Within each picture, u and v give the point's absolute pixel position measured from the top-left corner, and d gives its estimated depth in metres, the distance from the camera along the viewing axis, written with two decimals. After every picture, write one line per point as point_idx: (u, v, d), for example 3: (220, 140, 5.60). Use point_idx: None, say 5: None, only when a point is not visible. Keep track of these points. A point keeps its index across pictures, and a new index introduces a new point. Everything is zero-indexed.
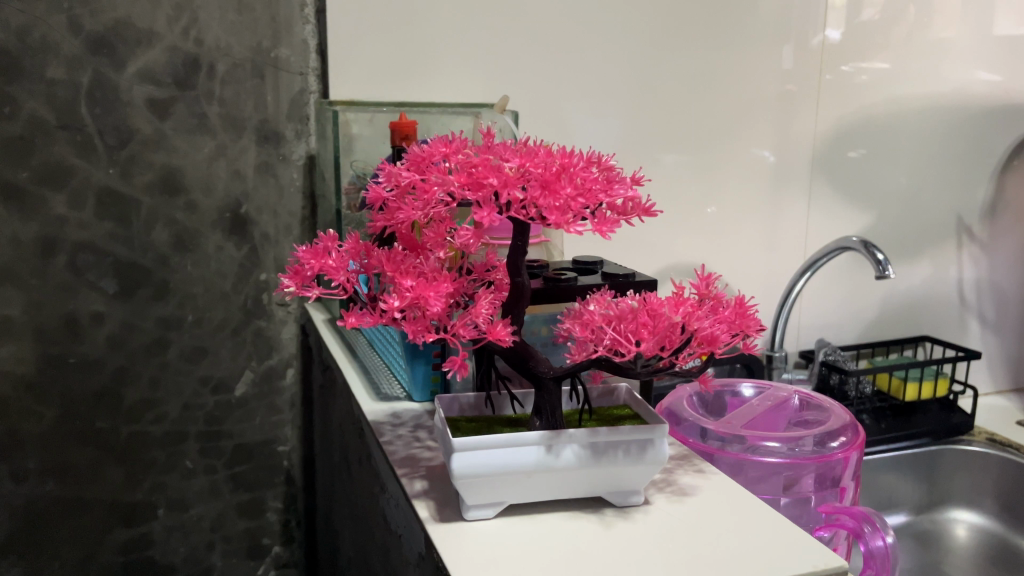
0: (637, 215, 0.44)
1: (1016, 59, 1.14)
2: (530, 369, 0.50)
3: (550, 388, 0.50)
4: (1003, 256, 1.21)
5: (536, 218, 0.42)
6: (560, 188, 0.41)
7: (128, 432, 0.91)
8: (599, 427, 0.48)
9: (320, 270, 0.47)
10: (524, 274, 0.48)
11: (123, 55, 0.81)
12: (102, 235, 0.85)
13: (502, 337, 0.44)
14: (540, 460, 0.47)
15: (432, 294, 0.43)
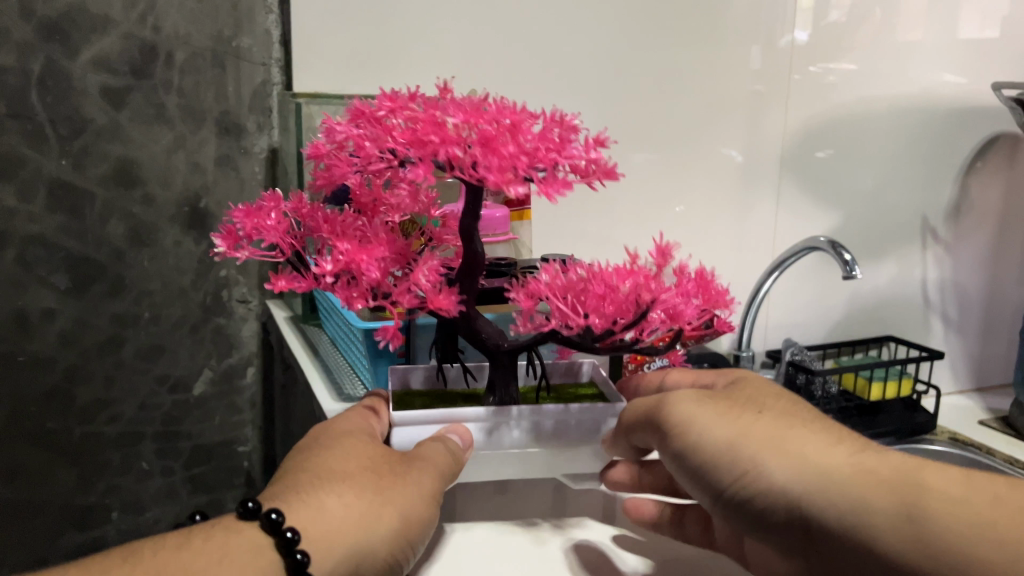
0: (595, 178, 0.42)
1: (980, 62, 1.15)
2: (482, 342, 0.52)
3: (501, 360, 0.52)
4: (966, 259, 1.22)
5: (474, 179, 0.40)
6: (501, 150, 0.39)
7: (81, 432, 0.88)
8: (564, 407, 0.52)
9: (259, 231, 0.46)
10: (479, 244, 0.49)
11: (76, 42, 0.78)
12: (54, 228, 0.82)
13: (445, 308, 0.44)
14: (482, 437, 0.52)
15: (364, 257, 0.43)
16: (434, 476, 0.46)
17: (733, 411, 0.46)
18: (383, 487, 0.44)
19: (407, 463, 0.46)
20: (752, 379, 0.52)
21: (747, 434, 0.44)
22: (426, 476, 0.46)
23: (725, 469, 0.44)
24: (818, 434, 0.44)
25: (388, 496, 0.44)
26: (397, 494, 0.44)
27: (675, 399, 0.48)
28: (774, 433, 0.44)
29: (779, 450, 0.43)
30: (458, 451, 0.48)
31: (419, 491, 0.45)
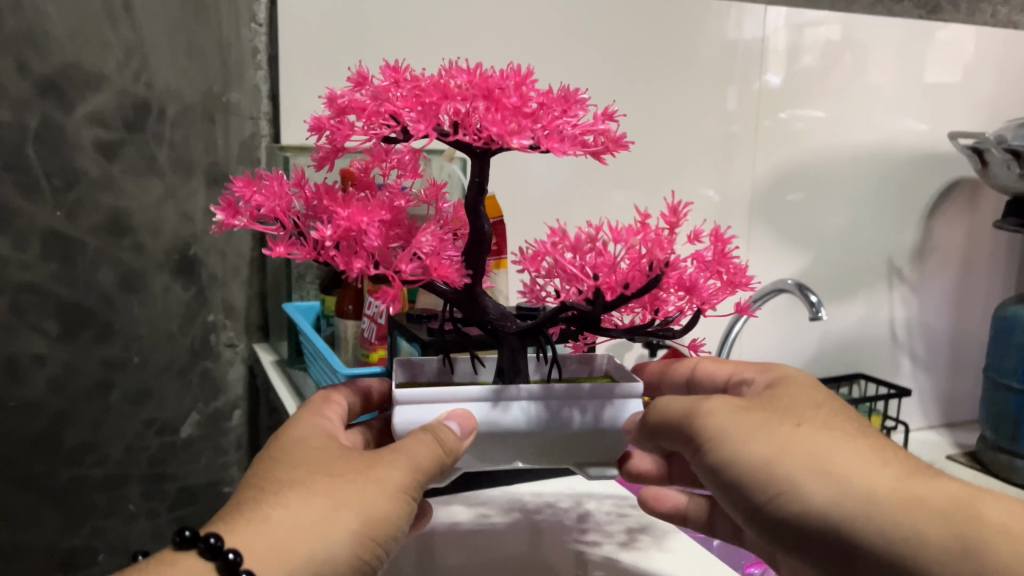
0: (605, 148, 0.43)
1: (938, 110, 1.21)
2: (491, 327, 0.51)
3: (512, 344, 0.52)
4: (932, 298, 1.26)
5: (480, 138, 0.40)
6: (503, 104, 0.39)
7: (68, 475, 0.89)
8: (575, 386, 0.50)
9: (256, 203, 0.45)
10: (485, 220, 0.47)
11: (71, 98, 0.81)
12: (46, 276, 0.84)
13: (448, 276, 0.43)
14: (487, 414, 0.49)
15: (362, 219, 0.42)
16: (406, 470, 0.45)
17: (769, 425, 0.47)
18: (347, 490, 0.44)
19: (379, 462, 0.46)
20: (792, 383, 0.52)
21: (781, 451, 0.45)
22: (398, 470, 0.45)
23: (760, 487, 0.45)
24: (858, 447, 0.45)
25: (352, 498, 0.44)
26: (362, 497, 0.44)
27: (709, 416, 0.48)
28: (809, 447, 0.45)
29: (815, 468, 0.43)
30: (448, 440, 0.47)
31: (388, 489, 0.45)
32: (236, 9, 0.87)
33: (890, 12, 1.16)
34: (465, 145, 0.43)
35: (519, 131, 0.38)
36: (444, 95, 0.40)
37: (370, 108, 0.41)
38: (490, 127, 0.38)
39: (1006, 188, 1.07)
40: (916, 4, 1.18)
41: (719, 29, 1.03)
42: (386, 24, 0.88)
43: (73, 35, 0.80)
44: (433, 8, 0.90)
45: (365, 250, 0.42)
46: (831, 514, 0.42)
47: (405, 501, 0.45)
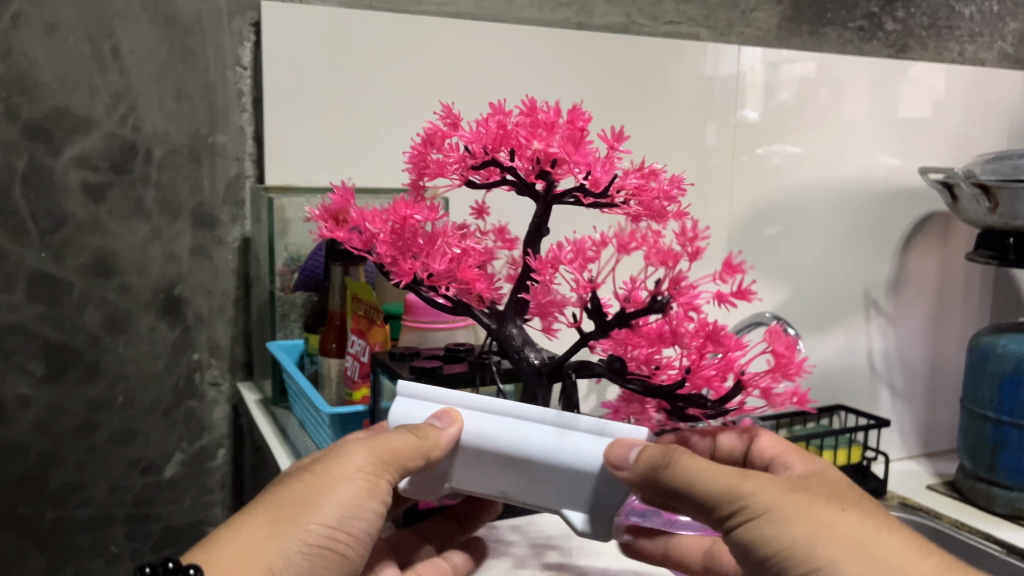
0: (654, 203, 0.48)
1: (911, 144, 1.25)
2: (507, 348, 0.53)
3: (530, 376, 0.52)
4: (908, 329, 1.29)
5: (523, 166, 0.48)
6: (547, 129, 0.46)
7: (52, 516, 0.89)
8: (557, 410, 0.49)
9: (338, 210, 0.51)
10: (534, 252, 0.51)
11: (60, 142, 0.83)
12: (32, 317, 0.85)
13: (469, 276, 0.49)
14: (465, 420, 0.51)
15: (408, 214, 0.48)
16: (361, 461, 0.50)
17: (807, 503, 0.44)
18: (307, 488, 0.49)
19: (339, 459, 0.51)
20: (820, 473, 0.50)
21: (823, 530, 0.42)
22: (355, 462, 0.50)
23: (795, 561, 0.42)
24: (898, 538, 0.43)
25: (308, 495, 0.49)
26: (321, 491, 0.49)
27: (754, 485, 0.45)
28: (850, 531, 0.42)
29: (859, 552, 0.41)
30: (421, 429, 0.50)
31: (343, 482, 0.49)
32: (223, 53, 0.89)
33: (861, 51, 1.20)
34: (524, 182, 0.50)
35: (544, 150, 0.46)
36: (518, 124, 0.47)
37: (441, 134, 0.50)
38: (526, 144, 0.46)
39: (976, 221, 1.10)
40: (886, 42, 1.22)
41: (696, 67, 1.06)
42: (370, 68, 0.91)
43: (62, 81, 0.82)
44: (416, 51, 0.92)
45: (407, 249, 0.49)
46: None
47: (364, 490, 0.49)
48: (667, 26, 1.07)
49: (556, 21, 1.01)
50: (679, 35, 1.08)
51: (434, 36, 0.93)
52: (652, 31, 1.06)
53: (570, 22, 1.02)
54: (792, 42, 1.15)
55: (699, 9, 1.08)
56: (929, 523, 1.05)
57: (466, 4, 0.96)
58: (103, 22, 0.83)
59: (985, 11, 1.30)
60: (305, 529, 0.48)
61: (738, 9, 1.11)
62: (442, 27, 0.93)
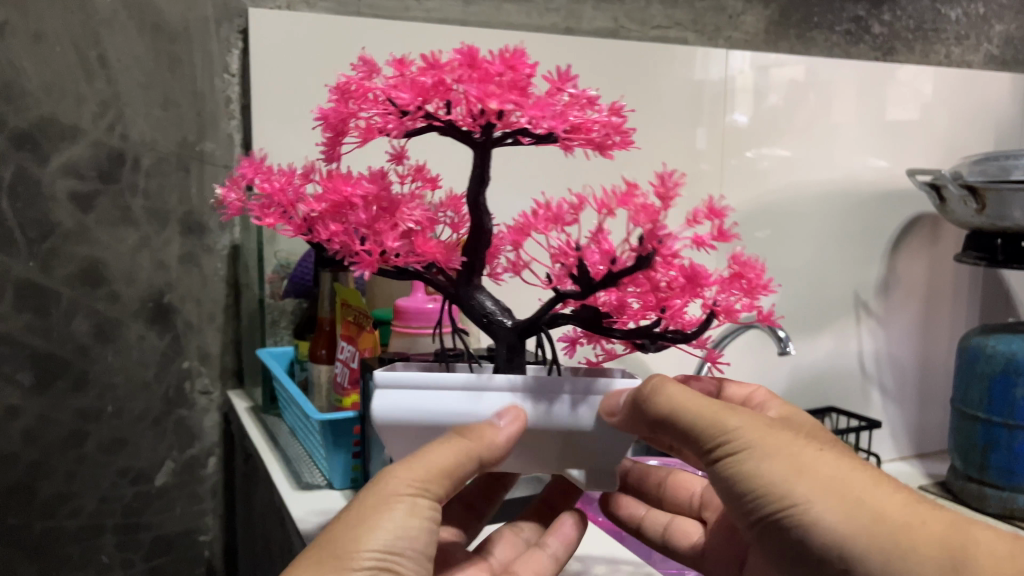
0: (606, 139, 0.39)
1: (899, 146, 1.25)
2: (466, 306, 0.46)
3: (507, 340, 0.46)
4: (899, 332, 1.29)
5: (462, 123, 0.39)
6: (489, 74, 0.37)
7: (42, 527, 0.88)
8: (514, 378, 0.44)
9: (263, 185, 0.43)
10: (486, 215, 0.44)
11: (46, 150, 0.83)
12: (20, 327, 0.84)
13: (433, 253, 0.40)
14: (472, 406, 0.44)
15: (351, 191, 0.40)
16: (405, 482, 0.41)
17: (783, 443, 0.41)
18: (348, 525, 0.40)
19: (377, 485, 0.42)
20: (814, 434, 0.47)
21: (799, 471, 0.39)
22: (400, 483, 0.41)
23: (773, 498, 0.39)
24: (869, 477, 0.40)
25: (350, 531, 0.40)
26: (367, 522, 0.40)
27: (735, 423, 0.42)
28: (822, 473, 0.39)
29: (837, 494, 0.39)
30: (473, 429, 0.43)
31: (392, 508, 0.40)
32: (210, 60, 0.89)
33: (848, 54, 1.21)
34: (460, 131, 0.41)
35: (502, 97, 0.37)
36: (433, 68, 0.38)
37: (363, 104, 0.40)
38: (470, 93, 0.36)
39: (964, 223, 1.10)
40: (873, 46, 1.23)
41: (685, 72, 1.06)
42: None
43: (48, 90, 0.82)
44: (405, 57, 0.92)
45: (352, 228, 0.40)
46: (840, 547, 0.38)
47: (416, 516, 0.41)
48: (656, 31, 1.08)
49: (544, 27, 1.01)
50: (667, 41, 1.09)
51: (422, 42, 0.93)
52: (641, 37, 1.07)
53: (559, 27, 1.02)
54: (780, 46, 1.15)
55: (687, 14, 1.09)
56: None
57: (454, 10, 0.96)
58: (89, 30, 0.83)
59: (971, 14, 1.31)
60: (357, 564, 0.38)
61: (726, 13, 1.11)
62: (432, 34, 0.93)
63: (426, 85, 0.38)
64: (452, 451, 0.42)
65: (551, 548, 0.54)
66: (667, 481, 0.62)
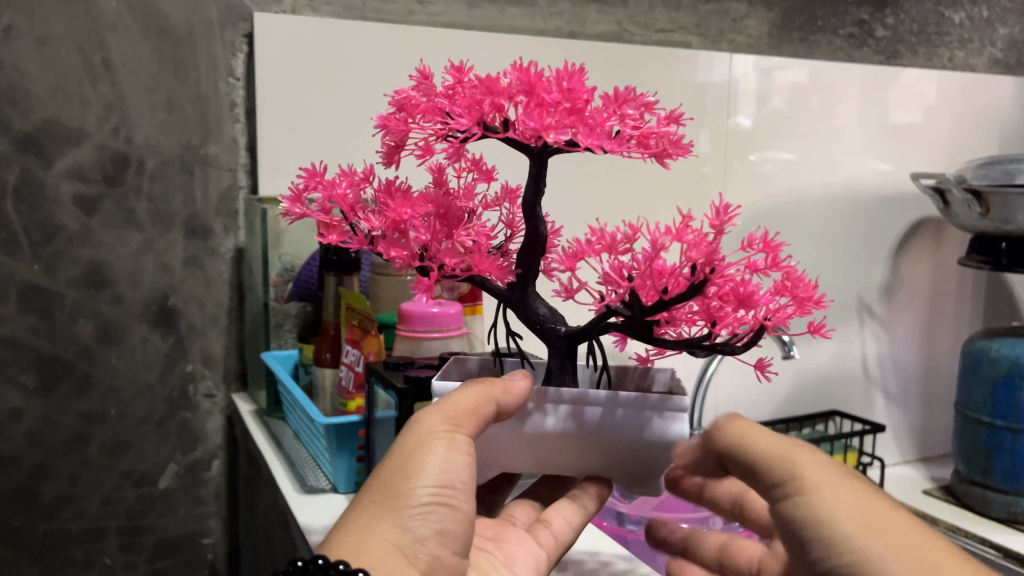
0: (663, 152, 0.41)
1: (902, 150, 1.25)
2: (520, 313, 0.47)
3: (560, 347, 0.47)
4: (902, 336, 1.29)
5: (522, 138, 0.39)
6: (546, 102, 0.38)
7: (45, 529, 0.88)
8: (581, 392, 0.45)
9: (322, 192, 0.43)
10: (542, 222, 0.45)
11: (51, 153, 0.83)
12: (24, 329, 0.84)
13: (488, 271, 0.42)
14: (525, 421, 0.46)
15: (409, 213, 0.42)
16: (440, 423, 0.44)
17: (855, 492, 0.40)
18: (398, 467, 0.44)
19: (417, 425, 0.45)
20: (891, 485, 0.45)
21: (873, 526, 0.38)
22: (435, 424, 0.44)
23: (839, 552, 0.38)
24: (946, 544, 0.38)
25: (402, 473, 0.44)
26: (414, 463, 0.44)
27: (806, 467, 0.40)
28: (897, 532, 0.38)
29: (909, 554, 0.37)
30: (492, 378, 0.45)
31: (433, 447, 0.44)
32: (215, 64, 0.89)
33: (852, 57, 1.21)
34: (519, 144, 0.42)
35: (559, 128, 0.37)
36: (490, 91, 0.39)
37: (426, 106, 0.41)
38: (528, 123, 0.37)
39: (967, 226, 1.10)
40: (877, 49, 1.23)
41: (688, 76, 1.06)
42: (361, 77, 0.91)
43: (53, 93, 0.82)
44: (409, 60, 0.92)
45: (412, 243, 0.42)
46: None
47: (456, 450, 0.44)
48: (660, 34, 1.08)
49: (548, 30, 1.01)
50: (671, 44, 1.09)
51: (427, 46, 0.93)
52: (644, 40, 1.07)
53: (562, 31, 1.02)
54: (784, 50, 1.15)
55: (691, 18, 1.09)
56: None
57: (458, 13, 0.96)
58: (94, 34, 0.83)
59: (975, 18, 1.31)
60: (415, 503, 0.43)
61: (729, 16, 1.11)
62: (435, 37, 0.93)
63: (482, 106, 0.39)
64: (474, 390, 0.44)
65: (582, 499, 0.54)
66: (742, 500, 0.56)
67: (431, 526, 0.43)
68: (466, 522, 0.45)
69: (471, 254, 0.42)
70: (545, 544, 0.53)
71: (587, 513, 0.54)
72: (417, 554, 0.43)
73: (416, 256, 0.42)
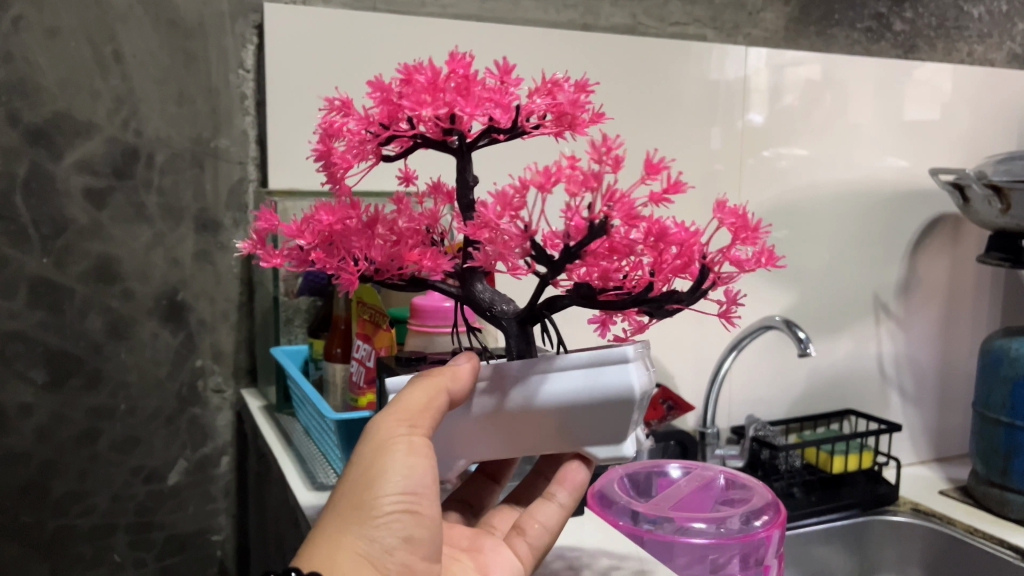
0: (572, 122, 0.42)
1: (920, 146, 1.23)
2: (474, 300, 0.46)
3: (511, 332, 0.46)
4: (919, 334, 1.27)
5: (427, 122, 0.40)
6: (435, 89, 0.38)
7: (55, 526, 0.88)
8: (528, 361, 0.46)
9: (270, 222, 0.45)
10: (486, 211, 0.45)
11: (61, 146, 0.82)
12: (33, 323, 0.84)
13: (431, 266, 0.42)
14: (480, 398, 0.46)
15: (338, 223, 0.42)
16: (396, 426, 0.44)
17: None
18: (359, 475, 0.44)
19: (375, 431, 0.45)
20: None
21: None
22: (393, 428, 0.44)
23: None
24: None
25: (363, 482, 0.43)
26: (376, 470, 0.43)
27: None
28: None
29: None
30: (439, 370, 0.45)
31: (393, 453, 0.43)
32: (225, 56, 0.88)
33: (869, 52, 1.19)
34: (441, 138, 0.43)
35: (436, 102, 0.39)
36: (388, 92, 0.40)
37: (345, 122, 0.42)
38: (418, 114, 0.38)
39: (987, 223, 1.08)
40: (895, 43, 1.21)
41: (702, 70, 1.05)
42: (372, 69, 0.90)
43: (63, 85, 0.81)
44: (422, 52, 0.91)
45: (351, 251, 0.42)
46: None
47: (416, 453, 0.44)
48: (674, 28, 1.06)
49: (561, 23, 1.00)
50: (686, 37, 1.07)
51: (439, 38, 0.92)
52: (659, 33, 1.06)
53: (576, 23, 1.01)
54: (800, 43, 1.14)
55: (707, 11, 1.08)
56: (941, 529, 1.04)
57: (470, 6, 0.95)
58: (104, 25, 0.82)
59: (994, 12, 1.29)
60: (380, 512, 0.42)
61: (745, 10, 1.10)
62: (447, 30, 0.92)
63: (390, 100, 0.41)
64: (427, 386, 0.44)
65: (557, 497, 0.53)
66: None
67: (397, 534, 0.43)
68: (434, 527, 0.44)
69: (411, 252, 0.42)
70: (521, 551, 0.53)
71: (561, 510, 0.53)
72: (385, 563, 0.42)
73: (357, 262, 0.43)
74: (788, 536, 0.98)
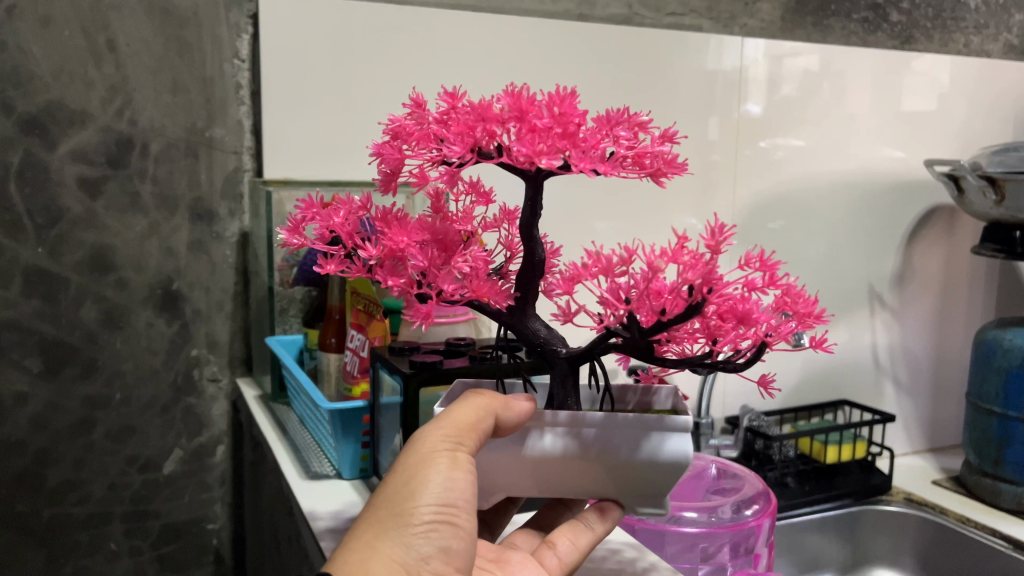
0: (659, 170, 0.41)
1: (916, 137, 1.23)
2: (535, 340, 0.47)
3: (559, 368, 0.47)
4: (912, 326, 1.27)
5: (516, 163, 0.37)
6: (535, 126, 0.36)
7: (50, 514, 0.88)
8: (612, 414, 0.45)
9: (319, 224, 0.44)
10: (540, 245, 0.45)
11: (55, 136, 0.82)
12: (28, 312, 0.84)
13: (490, 297, 0.41)
14: (530, 442, 0.46)
15: (405, 241, 0.41)
16: (441, 440, 0.44)
17: None
18: (400, 484, 0.43)
19: (417, 444, 0.44)
20: None
21: None
22: (436, 441, 0.44)
23: None
24: None
25: (404, 489, 0.43)
26: (415, 479, 0.43)
27: None
28: None
29: None
30: (490, 395, 0.45)
31: (436, 464, 0.43)
32: (219, 46, 0.88)
33: (866, 42, 1.19)
34: (516, 168, 0.41)
35: (551, 154, 0.36)
36: (481, 117, 0.38)
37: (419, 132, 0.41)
38: (520, 150, 0.36)
39: (981, 214, 1.08)
40: (891, 34, 1.21)
41: (698, 60, 1.05)
42: (366, 55, 0.89)
43: (57, 73, 0.81)
44: (416, 40, 0.91)
45: (410, 270, 0.42)
46: None
47: (457, 468, 0.44)
48: (671, 18, 1.06)
49: (557, 12, 0.99)
50: (681, 27, 1.07)
51: (435, 28, 0.92)
52: (655, 23, 1.05)
53: (572, 13, 1.00)
54: (797, 34, 1.14)
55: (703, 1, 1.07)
56: (934, 518, 1.04)
57: None
58: (98, 14, 0.82)
59: (991, 2, 1.29)
60: (417, 521, 0.42)
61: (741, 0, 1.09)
62: (444, 21, 0.92)
63: (474, 131, 0.38)
64: (474, 406, 0.44)
65: (589, 520, 0.51)
66: None
67: (434, 544, 0.42)
68: (470, 544, 0.44)
69: (470, 280, 0.41)
70: (550, 565, 0.51)
71: (596, 537, 0.51)
72: (420, 573, 0.41)
73: (413, 283, 0.42)
74: (781, 525, 0.99)
